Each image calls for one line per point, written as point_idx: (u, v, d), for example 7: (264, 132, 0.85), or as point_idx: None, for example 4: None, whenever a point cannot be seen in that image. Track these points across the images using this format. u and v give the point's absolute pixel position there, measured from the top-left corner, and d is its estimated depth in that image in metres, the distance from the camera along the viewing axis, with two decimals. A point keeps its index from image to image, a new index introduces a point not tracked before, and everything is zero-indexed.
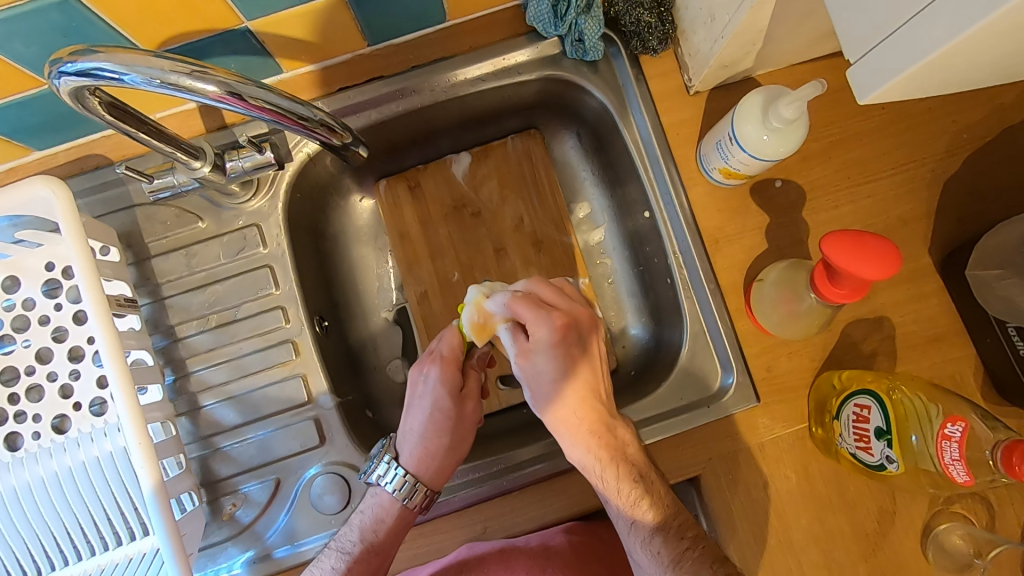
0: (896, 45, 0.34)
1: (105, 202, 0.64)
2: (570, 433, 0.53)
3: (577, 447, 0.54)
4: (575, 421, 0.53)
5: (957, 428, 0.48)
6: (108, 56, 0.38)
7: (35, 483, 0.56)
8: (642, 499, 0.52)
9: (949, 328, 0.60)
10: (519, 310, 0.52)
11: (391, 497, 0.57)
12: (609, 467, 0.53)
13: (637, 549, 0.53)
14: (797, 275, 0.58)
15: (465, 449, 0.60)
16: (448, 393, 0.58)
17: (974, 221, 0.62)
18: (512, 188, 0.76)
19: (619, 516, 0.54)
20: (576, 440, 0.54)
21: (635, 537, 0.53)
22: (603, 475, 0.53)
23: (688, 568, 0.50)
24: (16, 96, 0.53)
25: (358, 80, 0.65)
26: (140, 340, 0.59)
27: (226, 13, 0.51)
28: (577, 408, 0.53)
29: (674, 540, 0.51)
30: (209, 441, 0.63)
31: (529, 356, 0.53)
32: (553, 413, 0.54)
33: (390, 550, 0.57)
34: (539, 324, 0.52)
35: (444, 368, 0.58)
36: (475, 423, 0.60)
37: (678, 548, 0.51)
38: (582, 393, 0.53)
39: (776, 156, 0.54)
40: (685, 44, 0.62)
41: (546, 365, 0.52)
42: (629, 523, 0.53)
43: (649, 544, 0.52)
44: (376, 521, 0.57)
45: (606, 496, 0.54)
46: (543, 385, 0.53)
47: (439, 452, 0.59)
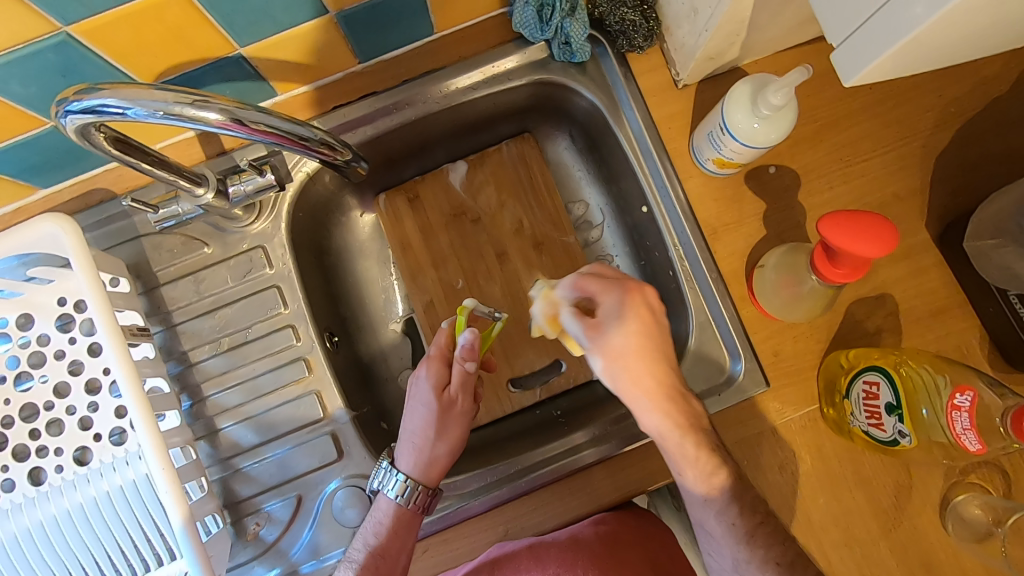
0: (877, 26, 0.35)
1: (111, 234, 0.65)
2: (650, 401, 0.53)
3: (655, 415, 0.53)
4: (656, 388, 0.53)
5: (967, 397, 0.48)
6: (112, 91, 0.39)
7: (62, 515, 0.57)
8: (720, 470, 0.53)
9: (951, 300, 0.61)
10: (588, 284, 0.53)
11: (387, 500, 0.58)
12: (688, 434, 0.53)
13: (710, 522, 0.55)
14: (797, 258, 0.59)
15: (453, 444, 0.60)
16: (431, 389, 0.60)
17: (968, 192, 0.62)
18: (509, 192, 0.77)
19: (695, 492, 0.54)
20: (653, 406, 0.53)
21: (709, 510, 0.54)
22: (682, 441, 0.52)
23: (762, 542, 0.52)
24: (19, 137, 0.54)
25: (351, 98, 0.66)
26: (155, 367, 0.60)
27: (219, 42, 0.52)
28: (654, 375, 0.53)
29: (748, 513, 0.52)
30: (228, 462, 0.64)
31: (601, 329, 0.52)
32: (631, 380, 0.53)
33: (400, 556, 0.57)
34: (608, 291, 0.53)
35: (427, 365, 0.60)
36: (462, 417, 0.61)
37: (753, 521, 0.52)
38: (658, 358, 0.53)
39: (768, 142, 0.55)
40: (670, 39, 0.63)
41: (620, 332, 0.52)
42: (704, 498, 0.54)
43: (723, 514, 0.53)
44: (378, 525, 0.58)
45: (682, 467, 0.53)
46: (620, 353, 0.52)
47: (428, 444, 0.60)
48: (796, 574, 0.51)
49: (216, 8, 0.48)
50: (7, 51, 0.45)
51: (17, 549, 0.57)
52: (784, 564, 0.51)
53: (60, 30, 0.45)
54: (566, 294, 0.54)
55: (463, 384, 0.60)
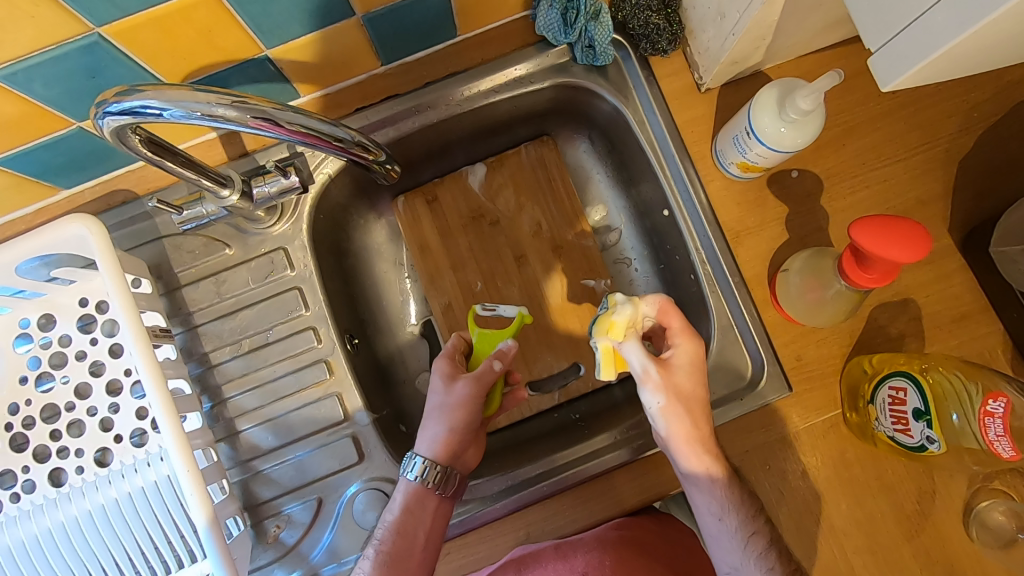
0: (917, 33, 0.35)
1: (132, 235, 0.65)
2: (698, 446, 0.55)
3: (699, 460, 0.55)
4: (703, 435, 0.56)
5: (1000, 404, 0.48)
6: (153, 92, 0.39)
7: (84, 516, 0.56)
8: (758, 516, 0.54)
9: (975, 305, 0.61)
10: (671, 319, 0.57)
11: (405, 480, 0.59)
12: (724, 478, 0.55)
13: (746, 567, 0.54)
14: (822, 263, 0.58)
15: (462, 424, 0.60)
16: (439, 377, 0.61)
17: (991, 197, 0.62)
18: (528, 195, 0.76)
19: (731, 537, 0.55)
20: (701, 450, 0.55)
21: (746, 556, 0.54)
22: (723, 487, 0.55)
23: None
24: (45, 137, 0.54)
25: (373, 100, 0.66)
26: (177, 368, 0.60)
27: (246, 43, 0.52)
28: (704, 424, 0.56)
29: (787, 558, 0.53)
30: (249, 464, 0.64)
31: (670, 365, 0.56)
32: (690, 424, 0.55)
33: (418, 534, 0.56)
34: (687, 332, 0.57)
35: (438, 359, 0.62)
36: (468, 399, 0.60)
37: (791, 568, 0.53)
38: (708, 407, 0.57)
39: (794, 147, 0.55)
40: (694, 43, 0.63)
41: (688, 375, 0.56)
42: (743, 543, 0.54)
43: (762, 558, 0.54)
44: (394, 504, 0.58)
45: (720, 513, 0.55)
46: (682, 393, 0.56)
47: (432, 425, 0.60)
48: None
49: (246, 10, 0.48)
50: (38, 52, 0.45)
51: (37, 551, 0.56)
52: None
53: (92, 31, 0.45)
54: (649, 313, 0.57)
55: (478, 375, 0.60)
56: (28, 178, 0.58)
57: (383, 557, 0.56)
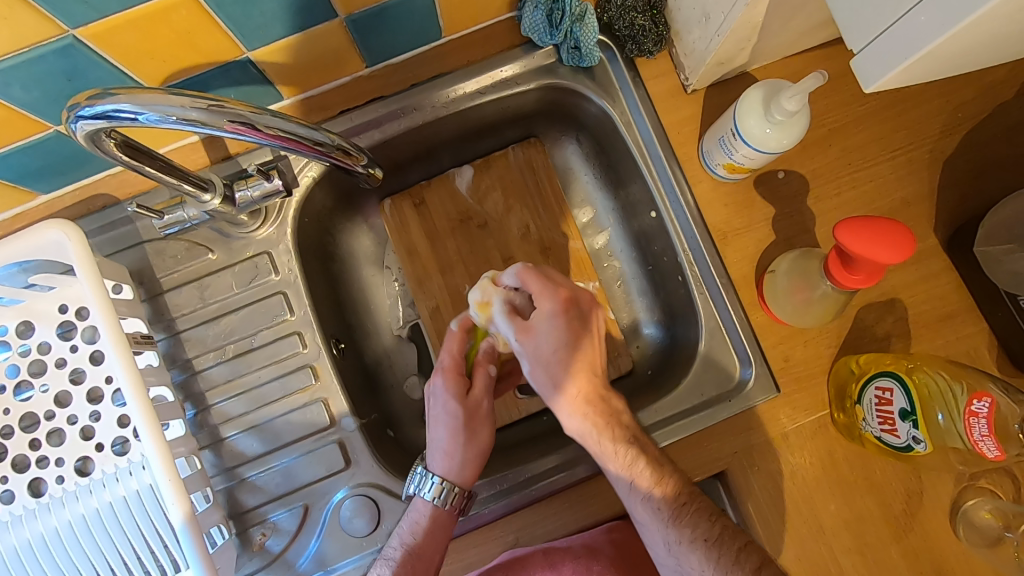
0: (899, 34, 0.35)
1: (114, 240, 0.64)
2: (568, 405, 0.56)
3: (573, 415, 0.56)
4: (573, 392, 0.56)
5: (984, 404, 0.48)
6: (126, 96, 0.38)
7: (64, 527, 0.55)
8: (639, 459, 0.54)
9: (960, 305, 0.61)
10: (529, 282, 0.56)
11: (426, 502, 0.57)
12: (605, 431, 0.55)
13: (638, 510, 0.54)
14: (810, 263, 0.58)
15: (485, 442, 0.59)
16: (453, 399, 0.59)
17: (975, 197, 0.63)
18: (516, 197, 0.76)
19: (620, 480, 0.55)
20: (572, 410, 0.56)
21: (636, 499, 0.54)
22: (600, 442, 0.55)
23: (690, 522, 0.52)
24: (21, 141, 0.53)
25: (358, 102, 0.66)
26: (160, 375, 0.59)
27: (227, 45, 0.52)
28: (575, 381, 0.55)
29: (672, 495, 0.53)
30: (234, 472, 0.63)
31: (531, 333, 0.56)
32: (558, 386, 0.55)
33: (435, 556, 0.56)
34: (544, 296, 0.55)
35: (446, 378, 0.60)
36: (488, 416, 0.60)
37: (677, 501, 0.53)
38: (583, 365, 0.55)
39: (779, 148, 0.55)
40: (680, 44, 0.63)
41: (549, 340, 0.55)
42: (629, 485, 0.54)
43: (649, 501, 0.53)
44: (413, 525, 0.57)
45: (604, 461, 0.55)
46: (546, 358, 0.55)
47: (459, 448, 0.58)
48: (722, 547, 0.51)
49: (226, 12, 0.47)
50: (13, 55, 0.44)
51: (17, 561, 0.55)
52: (710, 540, 0.51)
53: (67, 34, 0.44)
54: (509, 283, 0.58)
55: (486, 388, 0.61)
56: (5, 183, 0.57)
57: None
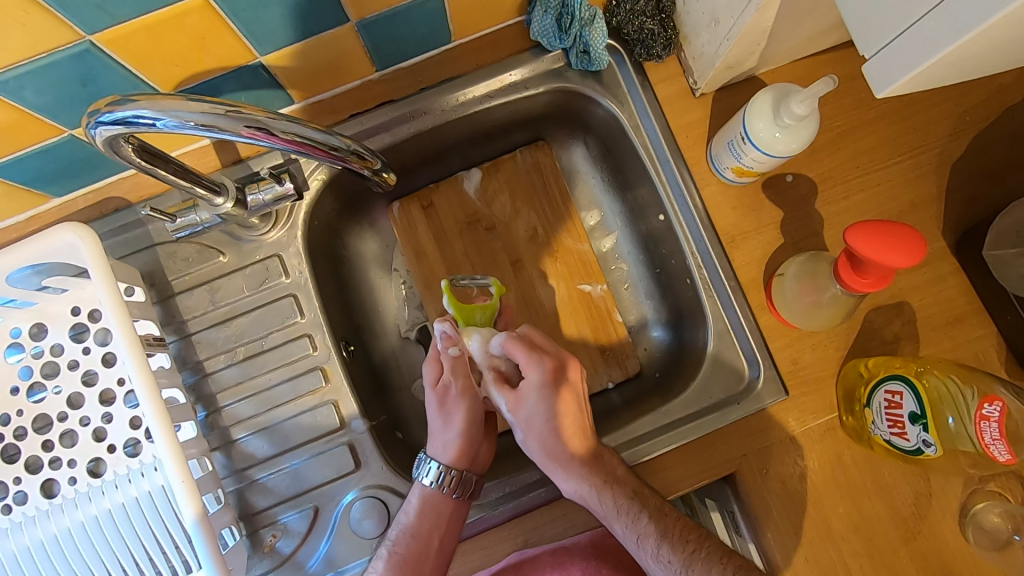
0: (912, 40, 0.35)
1: (126, 243, 0.64)
2: (564, 468, 0.58)
3: (570, 478, 0.57)
4: (566, 455, 0.58)
5: (995, 408, 0.48)
6: (146, 102, 0.39)
7: (77, 528, 0.56)
8: (640, 512, 0.55)
9: (969, 308, 0.61)
10: (514, 352, 0.58)
11: (424, 486, 0.60)
12: (605, 489, 0.56)
13: (651, 567, 0.54)
14: (818, 266, 0.59)
15: (459, 424, 0.61)
16: (431, 386, 0.63)
17: (983, 200, 0.63)
18: (524, 200, 0.76)
19: (626, 536, 0.55)
20: (568, 473, 0.57)
21: (645, 552, 0.54)
22: (601, 501, 0.56)
23: (702, 567, 0.51)
24: (36, 145, 0.54)
25: (368, 106, 0.66)
26: (171, 378, 0.59)
27: (241, 49, 0.52)
28: (567, 445, 0.58)
29: (680, 544, 0.53)
30: (244, 473, 0.63)
31: (520, 402, 0.59)
32: (548, 452, 0.59)
33: (433, 536, 0.58)
34: (532, 366, 0.57)
35: (428, 363, 0.64)
36: (467, 400, 0.62)
37: (686, 552, 0.52)
38: (572, 428, 0.58)
39: (789, 152, 0.55)
40: (689, 48, 0.63)
41: (537, 407, 0.58)
42: (636, 540, 0.54)
43: (659, 554, 0.53)
44: (408, 506, 0.60)
45: (609, 519, 0.56)
46: (536, 426, 0.59)
47: (439, 430, 0.62)
48: None
49: (239, 16, 0.48)
50: (30, 60, 0.45)
51: (29, 561, 0.56)
52: None
53: (84, 39, 0.45)
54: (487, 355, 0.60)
55: (457, 371, 0.62)
56: (19, 186, 0.58)
57: (398, 558, 0.57)
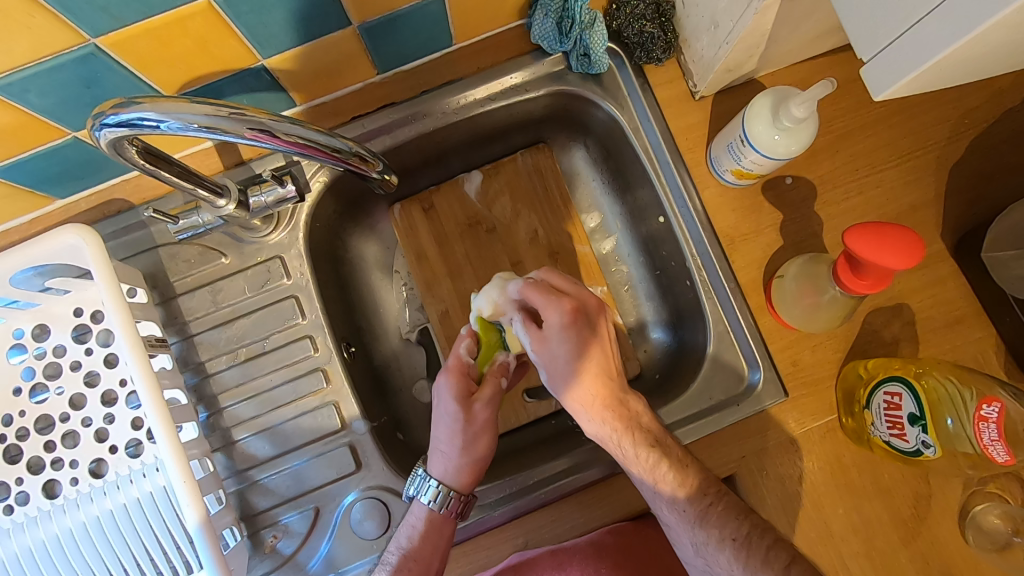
0: (910, 43, 0.35)
1: (128, 244, 0.64)
2: (587, 411, 0.58)
3: (592, 421, 0.58)
4: (591, 398, 0.57)
5: (994, 409, 0.48)
6: (150, 105, 0.39)
7: (78, 529, 0.56)
8: (661, 462, 0.55)
9: (968, 309, 0.61)
10: (533, 297, 0.56)
11: (426, 507, 0.58)
12: (625, 436, 0.56)
13: (665, 512, 0.56)
14: (818, 268, 0.59)
15: (480, 449, 0.60)
16: (456, 400, 0.60)
17: (982, 203, 0.63)
18: (525, 202, 0.77)
19: (643, 482, 0.56)
20: (591, 416, 0.58)
21: (660, 500, 0.56)
22: (620, 447, 0.56)
23: (716, 524, 0.53)
24: (39, 147, 0.54)
25: (369, 109, 0.66)
26: (173, 379, 0.60)
27: (243, 52, 0.52)
28: (591, 388, 0.57)
29: (698, 497, 0.54)
30: (245, 474, 0.63)
31: (544, 342, 0.57)
32: (571, 392, 0.57)
33: (434, 558, 0.57)
34: (550, 309, 0.55)
35: (450, 378, 0.60)
36: (488, 422, 0.60)
37: (702, 504, 0.54)
38: (594, 372, 0.57)
39: (788, 154, 0.56)
40: (688, 51, 0.63)
41: (560, 350, 0.56)
42: (653, 488, 0.56)
43: (673, 503, 0.55)
44: (410, 528, 0.58)
45: (627, 465, 0.57)
46: (559, 368, 0.57)
47: (455, 450, 0.59)
48: (750, 548, 0.51)
49: (243, 21, 0.48)
50: (34, 63, 0.45)
51: (31, 562, 0.56)
52: (739, 540, 0.52)
53: (88, 42, 0.45)
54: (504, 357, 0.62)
55: (495, 398, 0.61)
56: (22, 188, 0.58)
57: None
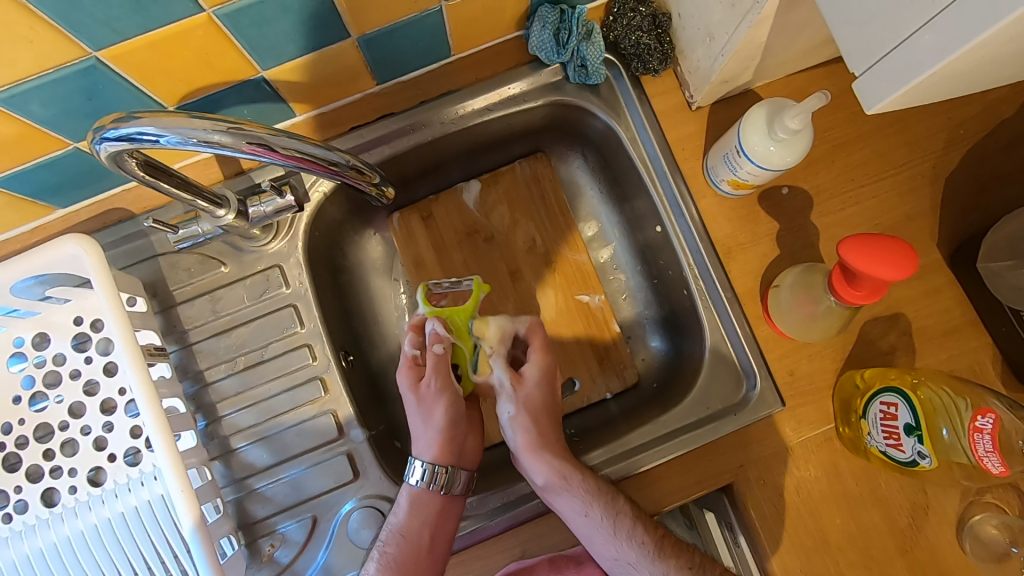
0: (902, 57, 0.36)
1: (129, 253, 0.65)
2: (542, 453, 0.61)
3: (546, 463, 0.61)
4: (545, 442, 0.62)
5: (988, 420, 0.49)
6: (150, 119, 0.40)
7: (76, 537, 0.56)
8: (620, 496, 0.58)
9: (964, 318, 0.62)
10: (535, 335, 0.66)
11: (415, 487, 0.60)
12: (580, 476, 0.60)
13: (620, 551, 0.58)
14: (814, 278, 0.59)
15: (438, 418, 0.62)
16: (408, 389, 0.64)
17: (977, 212, 0.63)
18: (522, 211, 0.77)
19: (601, 525, 0.57)
20: (545, 458, 0.61)
21: (620, 538, 0.57)
22: (574, 486, 0.59)
23: (672, 552, 0.57)
24: (41, 158, 0.55)
25: (368, 119, 0.67)
26: (172, 387, 0.60)
27: (243, 64, 0.53)
28: (545, 433, 0.63)
29: (652, 529, 0.58)
30: (244, 483, 0.63)
31: (521, 381, 0.64)
32: (529, 433, 0.62)
33: (422, 534, 0.58)
34: (541, 351, 0.66)
35: (403, 370, 0.64)
36: (441, 397, 0.63)
37: (658, 534, 0.58)
38: (550, 418, 0.64)
39: (783, 165, 0.56)
40: (685, 62, 0.64)
41: (535, 388, 0.64)
42: (612, 526, 0.57)
43: (633, 536, 0.57)
44: (398, 508, 0.60)
45: (579, 510, 0.58)
46: (525, 406, 0.63)
47: (422, 428, 0.63)
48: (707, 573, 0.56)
49: (243, 33, 0.49)
50: (36, 76, 0.46)
51: (28, 569, 0.56)
52: (694, 566, 0.56)
53: (90, 55, 0.46)
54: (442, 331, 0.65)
55: (436, 368, 0.63)
56: (23, 198, 0.59)
57: (390, 559, 0.58)
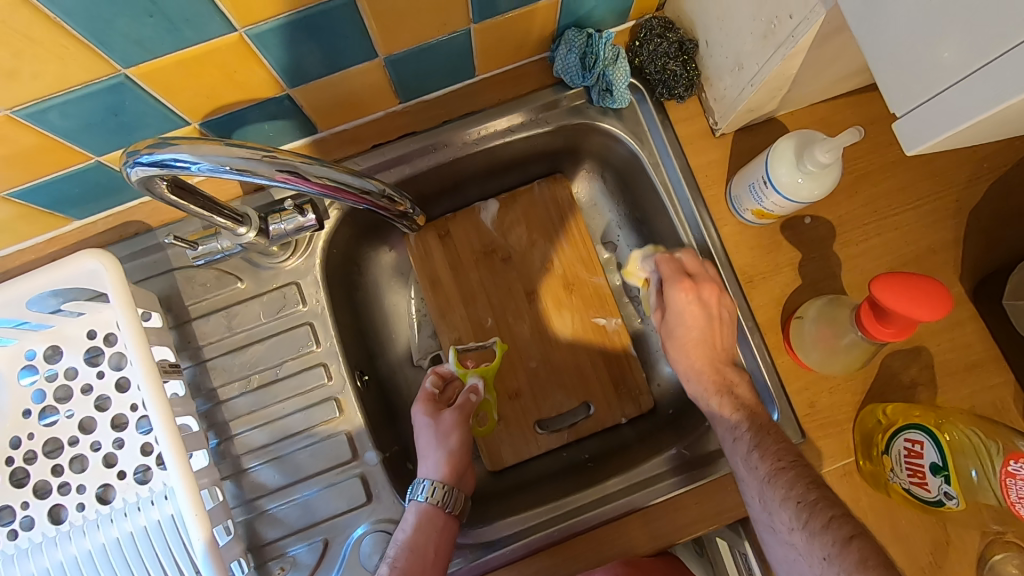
0: (948, 101, 0.35)
1: (145, 266, 0.64)
2: (691, 367, 0.64)
3: (693, 380, 0.63)
4: (695, 358, 0.63)
5: (1021, 465, 0.47)
6: (185, 146, 0.39)
7: (83, 556, 0.55)
8: (743, 419, 0.58)
9: (987, 354, 0.61)
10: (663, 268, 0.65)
11: (423, 504, 0.60)
12: (716, 396, 0.61)
13: (740, 467, 0.56)
14: (839, 311, 0.58)
15: (451, 444, 0.64)
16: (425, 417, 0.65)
17: (1001, 246, 0.63)
18: (540, 231, 0.76)
19: (726, 434, 0.59)
20: (694, 372, 0.63)
21: (740, 451, 0.57)
22: (709, 403, 0.62)
23: (784, 482, 0.51)
24: (63, 171, 0.54)
25: (389, 137, 0.66)
26: (186, 405, 0.59)
27: (269, 83, 0.53)
28: (694, 351, 0.63)
29: (771, 458, 0.53)
30: (254, 503, 0.62)
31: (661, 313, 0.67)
32: (679, 357, 0.65)
33: (429, 546, 0.57)
34: (671, 280, 0.63)
35: (421, 403, 0.66)
36: (459, 423, 0.65)
37: (775, 465, 0.53)
38: (701, 340, 0.63)
39: (811, 197, 0.56)
40: (710, 89, 0.63)
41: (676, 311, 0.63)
42: (732, 441, 0.58)
43: (749, 459, 0.55)
44: (405, 524, 0.59)
45: (713, 420, 0.61)
46: (670, 332, 0.65)
47: (432, 448, 0.64)
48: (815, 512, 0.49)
49: (272, 53, 0.49)
50: (63, 92, 0.45)
51: None
52: (804, 503, 0.50)
53: (118, 72, 0.45)
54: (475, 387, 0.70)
55: (461, 407, 0.66)
56: (41, 209, 0.58)
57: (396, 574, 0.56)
